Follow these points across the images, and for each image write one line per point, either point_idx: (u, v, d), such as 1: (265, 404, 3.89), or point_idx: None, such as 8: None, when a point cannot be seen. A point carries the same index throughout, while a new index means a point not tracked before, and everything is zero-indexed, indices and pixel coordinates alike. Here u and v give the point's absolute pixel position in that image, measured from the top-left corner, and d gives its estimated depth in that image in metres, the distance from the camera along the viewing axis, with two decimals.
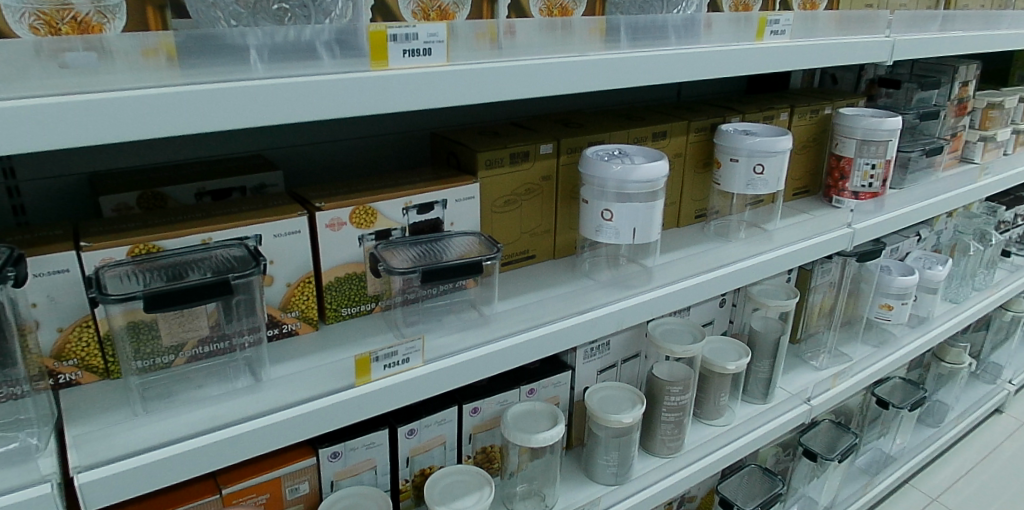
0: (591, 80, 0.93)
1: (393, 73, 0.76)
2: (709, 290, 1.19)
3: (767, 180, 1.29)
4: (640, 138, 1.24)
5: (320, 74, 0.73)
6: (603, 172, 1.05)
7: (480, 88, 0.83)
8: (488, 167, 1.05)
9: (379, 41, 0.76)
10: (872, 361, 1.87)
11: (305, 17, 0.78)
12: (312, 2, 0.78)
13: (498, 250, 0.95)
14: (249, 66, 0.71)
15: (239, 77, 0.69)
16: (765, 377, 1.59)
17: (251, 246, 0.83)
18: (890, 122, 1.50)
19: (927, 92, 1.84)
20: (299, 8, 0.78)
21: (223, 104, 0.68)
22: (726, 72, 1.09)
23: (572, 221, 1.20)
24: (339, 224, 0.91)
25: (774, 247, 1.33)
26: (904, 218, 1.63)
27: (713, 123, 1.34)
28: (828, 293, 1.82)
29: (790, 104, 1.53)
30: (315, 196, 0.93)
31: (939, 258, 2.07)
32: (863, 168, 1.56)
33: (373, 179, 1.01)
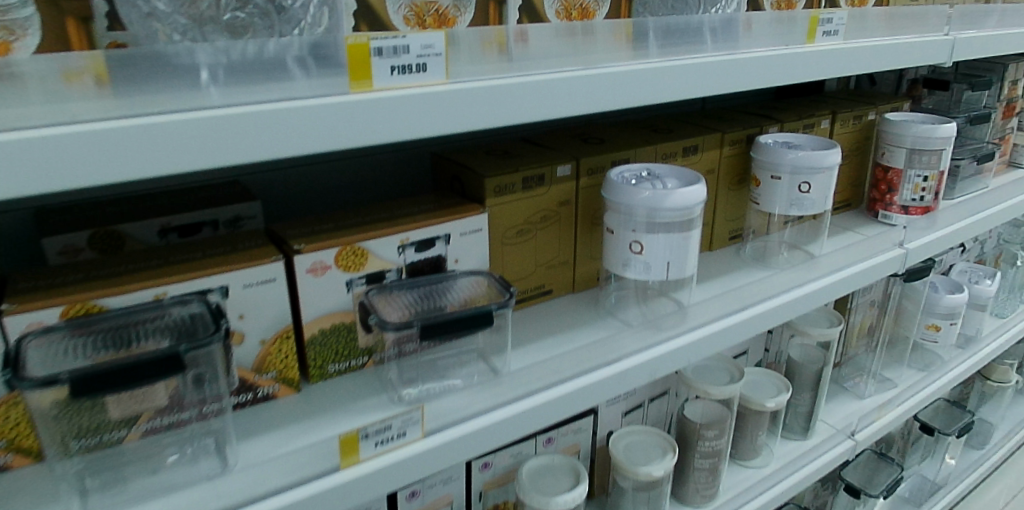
0: (617, 95, 0.78)
1: (378, 96, 0.61)
2: (753, 328, 1.04)
3: (813, 199, 1.14)
4: (668, 155, 1.10)
5: (289, 98, 0.58)
6: (630, 200, 0.90)
7: (488, 111, 0.68)
8: (497, 194, 0.91)
9: (360, 56, 0.61)
10: (921, 387, 1.71)
11: (267, 28, 0.65)
12: (276, 11, 0.64)
13: (511, 296, 0.81)
14: (198, 92, 0.56)
15: (184, 108, 0.54)
16: (806, 411, 1.44)
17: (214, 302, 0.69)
18: (945, 129, 1.35)
19: (977, 94, 1.68)
20: (259, 18, 0.64)
21: (163, 143, 0.53)
22: (769, 80, 0.94)
23: (593, 250, 1.06)
24: (323, 268, 0.77)
25: (822, 274, 1.18)
26: (958, 235, 1.48)
27: (749, 134, 1.20)
28: (869, 313, 1.69)
29: (831, 110, 1.38)
30: (294, 235, 0.79)
31: (986, 271, 1.91)
32: (913, 181, 1.40)
33: (365, 210, 0.87)
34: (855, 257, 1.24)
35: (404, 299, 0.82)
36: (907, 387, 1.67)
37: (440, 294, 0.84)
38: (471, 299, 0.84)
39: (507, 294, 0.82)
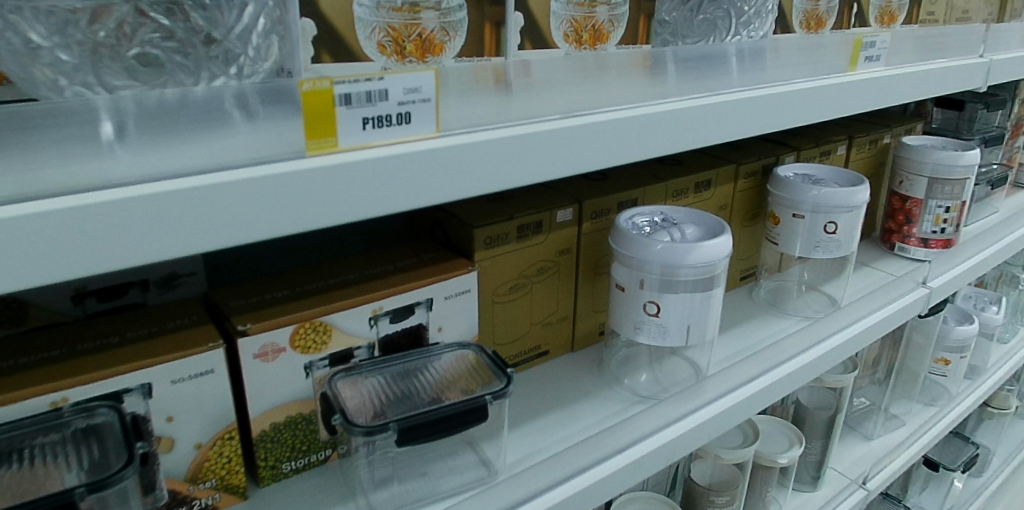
0: (646, 143, 0.62)
1: (345, 161, 0.43)
2: (776, 393, 0.92)
3: (841, 241, 1.01)
4: (678, 192, 0.96)
5: (217, 155, 0.42)
6: (643, 254, 0.77)
7: (495, 170, 0.51)
8: (488, 246, 0.76)
9: (322, 107, 0.42)
10: (930, 425, 1.59)
11: (191, 65, 0.51)
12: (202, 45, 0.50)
13: (507, 380, 0.66)
14: (83, 160, 0.39)
15: (63, 183, 0.38)
16: (817, 461, 1.32)
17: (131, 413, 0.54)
18: (969, 155, 1.22)
19: (992, 114, 1.57)
20: (179, 54, 0.50)
21: (29, 245, 0.35)
22: (818, 115, 0.79)
23: (595, 302, 0.92)
24: (276, 352, 0.62)
25: (847, 324, 1.06)
26: (976, 270, 1.37)
27: (765, 165, 1.07)
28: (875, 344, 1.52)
29: (848, 134, 1.25)
30: (239, 307, 0.64)
31: (992, 297, 1.82)
32: (934, 212, 1.28)
33: (328, 269, 0.72)
34: (879, 302, 1.12)
35: (376, 380, 0.67)
36: (917, 427, 1.56)
37: (420, 371, 0.70)
38: (459, 378, 0.69)
39: (502, 375, 0.67)
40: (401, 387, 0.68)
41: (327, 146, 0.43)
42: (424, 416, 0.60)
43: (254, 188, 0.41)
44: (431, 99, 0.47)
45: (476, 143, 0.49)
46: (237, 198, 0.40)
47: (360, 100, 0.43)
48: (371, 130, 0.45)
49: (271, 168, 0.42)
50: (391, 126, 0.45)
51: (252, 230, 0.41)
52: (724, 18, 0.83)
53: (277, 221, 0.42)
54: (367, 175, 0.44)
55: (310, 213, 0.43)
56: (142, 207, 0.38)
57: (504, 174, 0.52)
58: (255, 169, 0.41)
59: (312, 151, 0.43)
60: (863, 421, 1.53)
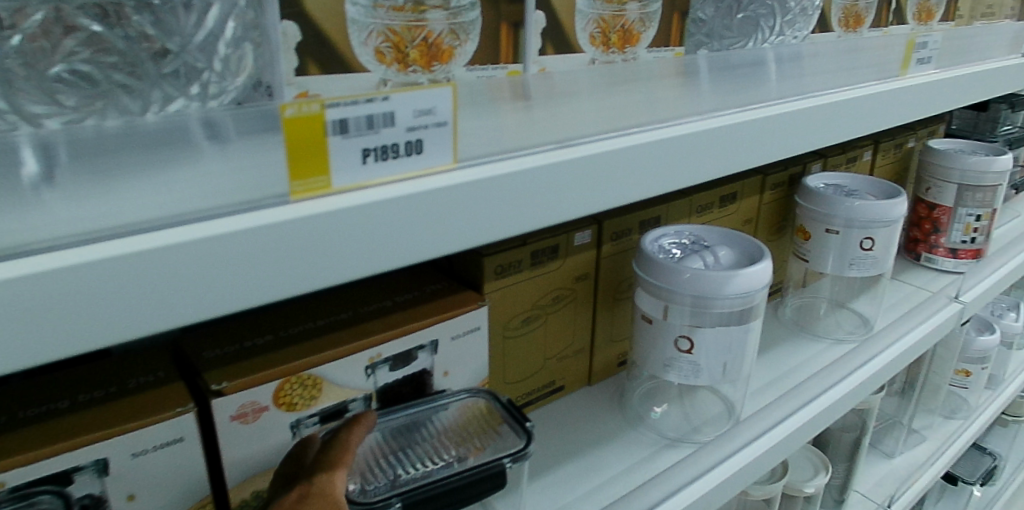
0: (692, 168, 0.53)
1: (343, 210, 0.34)
2: (814, 429, 0.84)
3: (876, 257, 0.93)
4: (703, 207, 0.85)
5: (176, 205, 0.33)
6: (672, 282, 0.69)
7: (524, 209, 0.43)
8: (498, 276, 0.67)
9: (310, 139, 0.32)
10: (952, 440, 1.52)
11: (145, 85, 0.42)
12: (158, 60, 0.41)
13: (527, 440, 0.58)
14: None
15: None
16: (839, 484, 1.26)
17: (91, 498, 0.47)
18: (1002, 160, 1.13)
19: (1015, 113, 1.46)
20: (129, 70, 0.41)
21: None
22: (871, 125, 0.70)
23: (615, 330, 0.83)
24: (257, 412, 0.53)
25: (882, 348, 0.98)
26: (1004, 281, 1.30)
27: (792, 174, 0.97)
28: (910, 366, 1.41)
29: (874, 139, 1.14)
30: (212, 357, 0.54)
31: (1009, 302, 1.76)
32: (963, 221, 1.18)
33: (317, 305, 0.62)
34: (913, 323, 1.05)
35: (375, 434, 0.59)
36: (940, 443, 1.49)
37: (425, 421, 0.61)
38: (469, 429, 0.61)
39: (521, 433, 0.59)
40: (402, 442, 0.59)
41: (318, 188, 0.34)
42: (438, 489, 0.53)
43: (227, 246, 0.32)
44: (448, 122, 0.38)
45: (503, 177, 0.41)
46: (205, 260, 0.31)
47: (360, 126, 0.34)
48: (375, 164, 0.35)
49: (247, 219, 0.32)
50: (398, 157, 0.36)
51: (227, 300, 0.32)
52: (767, 16, 0.73)
53: (259, 287, 0.33)
54: (373, 223, 0.36)
55: (301, 275, 0.34)
56: (81, 280, 0.29)
57: (536, 212, 0.43)
58: (225, 220, 0.32)
59: (298, 195, 0.34)
60: (883, 437, 1.45)
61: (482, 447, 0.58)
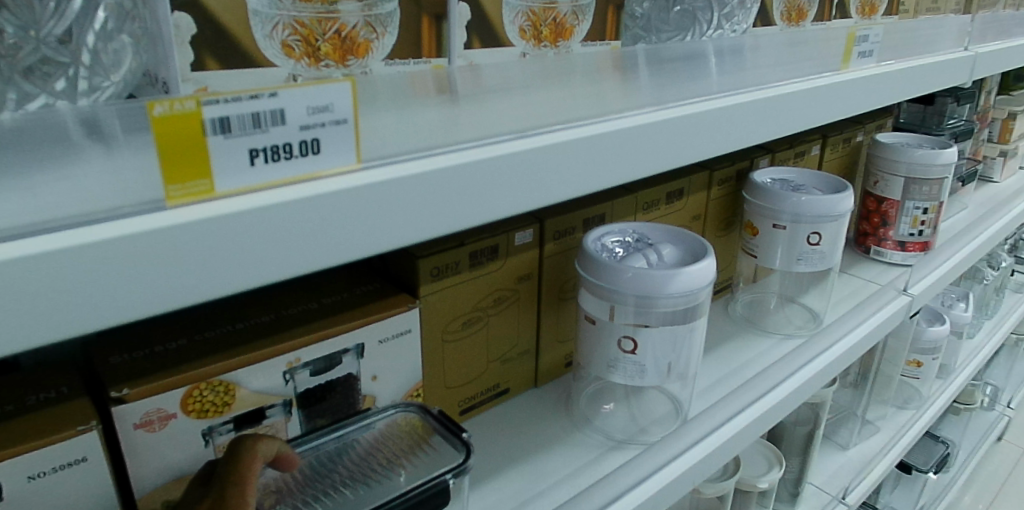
0: (626, 165, 0.51)
1: (229, 217, 0.32)
2: (762, 427, 0.83)
3: (823, 252, 0.93)
4: (648, 204, 0.84)
5: (39, 210, 0.30)
6: (614, 282, 0.67)
7: (441, 211, 0.40)
8: (434, 278, 0.65)
9: (185, 140, 0.30)
10: (905, 431, 1.54)
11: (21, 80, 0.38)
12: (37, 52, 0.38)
13: (467, 454, 0.55)
14: None
15: None
16: (795, 477, 1.26)
17: None
18: (948, 153, 1.13)
19: (961, 107, 1.48)
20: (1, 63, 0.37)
21: None
22: (812, 118, 0.69)
23: (561, 331, 0.81)
24: (164, 420, 0.51)
25: (831, 343, 0.98)
26: (951, 273, 1.32)
27: (739, 170, 0.97)
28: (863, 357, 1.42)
29: (821, 133, 1.15)
30: (120, 369, 0.51)
31: (960, 293, 1.79)
32: (911, 214, 1.19)
33: (239, 311, 0.59)
34: (862, 316, 1.05)
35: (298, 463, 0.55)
36: (893, 433, 1.50)
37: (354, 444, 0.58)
38: (403, 441, 0.58)
39: (459, 446, 0.56)
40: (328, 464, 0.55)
41: (198, 192, 0.31)
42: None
43: (92, 259, 0.29)
44: (348, 120, 0.36)
45: (413, 177, 0.38)
46: (63, 273, 0.29)
47: (244, 125, 0.31)
48: (264, 165, 0.33)
49: (118, 226, 0.30)
50: (291, 158, 0.34)
51: (97, 316, 0.30)
52: (704, 8, 0.74)
53: (132, 301, 0.30)
54: (262, 229, 0.33)
55: (181, 289, 0.32)
56: None
57: (453, 214, 0.41)
58: (92, 228, 0.30)
59: (175, 199, 0.31)
60: (837, 429, 1.47)
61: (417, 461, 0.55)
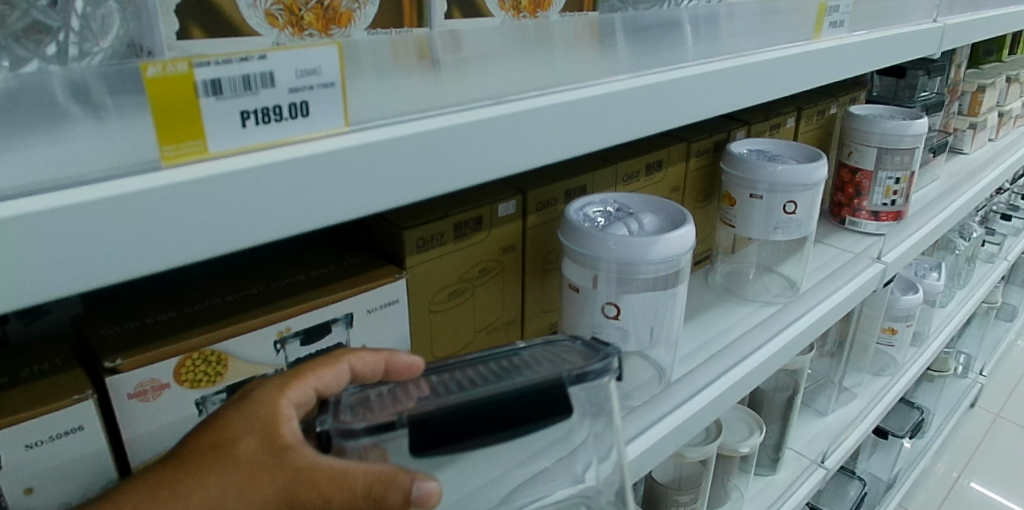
0: (604, 132, 0.53)
1: (221, 177, 0.33)
2: (739, 390, 0.86)
3: (799, 221, 0.95)
4: (628, 176, 0.85)
5: (35, 171, 0.31)
6: (597, 249, 0.69)
7: (424, 176, 0.42)
8: (421, 250, 0.66)
9: (178, 101, 0.31)
10: (881, 397, 1.58)
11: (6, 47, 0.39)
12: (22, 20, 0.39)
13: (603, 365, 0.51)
14: None
15: None
16: (775, 443, 1.29)
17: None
18: (919, 123, 1.16)
19: (932, 80, 1.51)
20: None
21: None
22: (784, 87, 0.71)
23: (545, 301, 0.83)
24: (157, 390, 0.52)
25: (807, 309, 1.01)
26: (922, 242, 1.35)
27: (717, 141, 0.98)
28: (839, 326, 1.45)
29: (796, 105, 1.17)
30: (111, 341, 0.52)
31: (932, 263, 1.83)
32: (883, 184, 1.21)
33: (227, 284, 0.60)
34: (836, 283, 1.09)
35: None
36: (869, 399, 1.54)
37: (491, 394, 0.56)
38: (550, 357, 0.53)
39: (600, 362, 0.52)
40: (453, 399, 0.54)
41: (191, 152, 0.32)
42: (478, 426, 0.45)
43: (90, 217, 0.30)
44: (335, 83, 0.37)
45: (398, 140, 0.40)
46: (62, 230, 0.30)
47: (234, 87, 0.32)
48: (255, 127, 0.34)
49: (112, 187, 0.31)
50: (281, 120, 0.35)
51: (96, 273, 0.31)
52: None
53: (128, 260, 0.32)
54: (251, 190, 0.34)
55: (173, 247, 0.33)
56: None
57: (437, 179, 0.42)
58: (89, 188, 0.31)
59: (170, 160, 0.32)
60: (816, 396, 1.51)
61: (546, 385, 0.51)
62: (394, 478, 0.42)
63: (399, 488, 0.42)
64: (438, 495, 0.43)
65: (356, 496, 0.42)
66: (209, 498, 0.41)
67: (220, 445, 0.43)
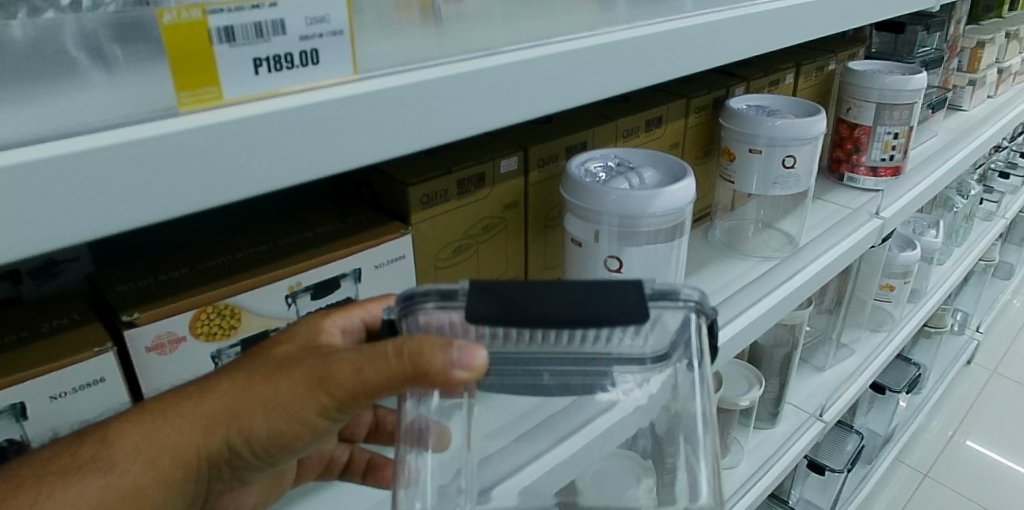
0: (605, 84, 0.53)
1: (234, 122, 0.34)
2: (738, 343, 0.88)
3: (798, 175, 0.96)
4: (629, 132, 0.86)
5: (56, 120, 0.32)
6: (599, 204, 0.70)
7: (431, 126, 0.43)
8: (425, 206, 0.66)
9: (193, 47, 0.32)
10: (879, 352, 1.61)
11: None
12: None
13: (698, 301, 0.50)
14: None
15: None
16: (774, 397, 1.32)
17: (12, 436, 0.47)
18: (918, 78, 1.16)
19: (931, 35, 1.50)
20: None
21: None
22: (783, 40, 0.71)
23: (547, 257, 0.84)
24: (174, 343, 0.53)
25: (806, 263, 1.03)
26: (920, 198, 1.36)
27: (717, 97, 0.99)
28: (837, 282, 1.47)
29: (795, 62, 1.16)
30: (126, 298, 0.53)
31: (930, 220, 1.84)
32: (882, 139, 1.22)
33: (235, 241, 0.61)
34: (835, 238, 1.10)
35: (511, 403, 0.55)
36: (868, 354, 1.57)
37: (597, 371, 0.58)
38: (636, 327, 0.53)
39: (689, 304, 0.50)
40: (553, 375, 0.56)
41: (207, 99, 0.34)
42: (542, 300, 0.44)
43: (111, 162, 0.31)
44: (343, 31, 0.38)
45: (406, 88, 0.40)
46: (85, 174, 0.31)
47: (247, 34, 0.34)
48: (267, 74, 0.35)
49: (129, 131, 0.32)
50: (292, 68, 0.36)
51: (118, 218, 0.32)
52: None
53: (146, 205, 0.33)
54: (264, 136, 0.35)
55: (190, 192, 0.34)
56: None
57: (444, 128, 0.43)
58: (109, 134, 0.32)
59: (187, 106, 0.33)
60: (814, 353, 1.53)
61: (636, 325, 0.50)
62: (428, 342, 0.41)
63: (432, 349, 0.40)
64: (477, 356, 0.40)
65: (389, 359, 0.41)
66: (240, 391, 0.45)
67: (261, 349, 0.48)
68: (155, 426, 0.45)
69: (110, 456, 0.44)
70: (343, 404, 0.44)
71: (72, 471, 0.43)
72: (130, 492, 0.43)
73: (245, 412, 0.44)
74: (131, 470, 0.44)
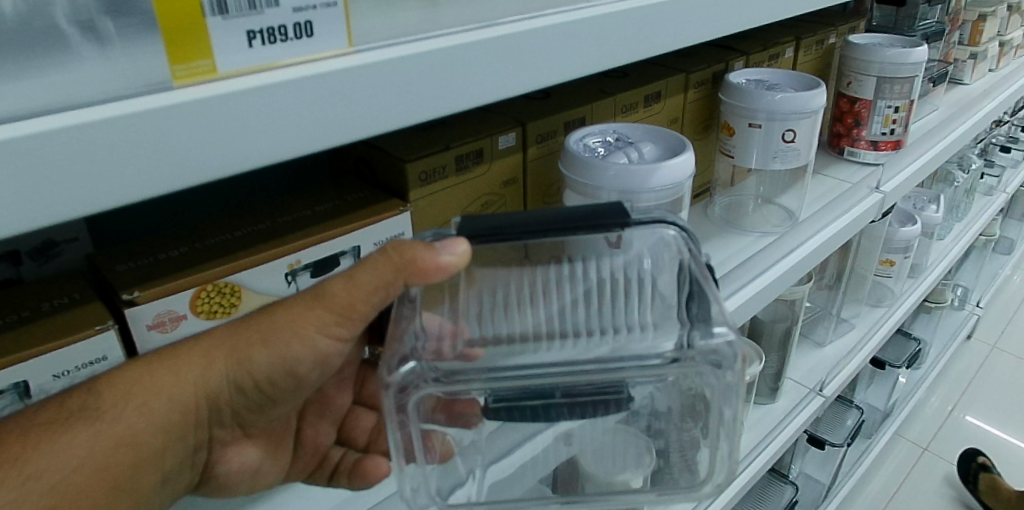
0: (604, 55, 0.53)
1: (228, 92, 0.34)
2: (738, 318, 0.88)
3: (798, 149, 0.96)
4: (627, 107, 0.86)
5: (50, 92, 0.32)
6: (597, 179, 0.69)
7: (428, 99, 0.42)
8: (423, 183, 0.66)
9: (185, 18, 0.33)
10: (879, 327, 1.61)
11: None
12: None
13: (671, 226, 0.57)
14: None
15: None
16: (775, 372, 1.32)
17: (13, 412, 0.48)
18: (918, 50, 1.15)
19: (932, 8, 1.49)
20: None
21: None
22: (783, 10, 0.71)
23: None
24: (175, 321, 0.54)
25: (805, 238, 1.03)
26: (920, 173, 1.36)
27: (716, 72, 0.98)
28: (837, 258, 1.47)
29: (795, 35, 1.16)
30: (125, 277, 0.53)
31: (931, 195, 1.83)
32: (882, 113, 1.21)
33: (234, 220, 0.61)
34: (834, 213, 1.10)
35: (520, 341, 0.57)
36: (868, 329, 1.57)
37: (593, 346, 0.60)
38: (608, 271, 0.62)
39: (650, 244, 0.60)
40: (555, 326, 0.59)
41: (201, 72, 0.34)
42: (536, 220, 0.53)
43: (107, 135, 0.31)
44: (337, 2, 0.38)
45: (402, 60, 0.40)
46: (81, 148, 0.31)
47: (239, 6, 0.34)
48: (262, 46, 0.36)
49: (125, 104, 0.32)
50: (286, 40, 0.36)
51: (114, 191, 0.32)
52: None
53: (142, 178, 0.33)
54: (259, 109, 0.35)
55: (186, 165, 0.34)
56: None
57: (441, 100, 0.43)
58: (104, 107, 0.32)
59: (181, 79, 0.34)
60: (814, 328, 1.53)
61: (618, 234, 0.59)
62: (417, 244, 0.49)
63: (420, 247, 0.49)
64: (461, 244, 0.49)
65: (382, 261, 0.49)
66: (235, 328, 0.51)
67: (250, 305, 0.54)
68: (143, 376, 0.48)
69: (101, 403, 0.46)
70: (337, 320, 0.51)
71: (67, 420, 0.45)
72: (126, 436, 0.47)
73: (242, 345, 0.51)
74: (123, 415, 0.47)
